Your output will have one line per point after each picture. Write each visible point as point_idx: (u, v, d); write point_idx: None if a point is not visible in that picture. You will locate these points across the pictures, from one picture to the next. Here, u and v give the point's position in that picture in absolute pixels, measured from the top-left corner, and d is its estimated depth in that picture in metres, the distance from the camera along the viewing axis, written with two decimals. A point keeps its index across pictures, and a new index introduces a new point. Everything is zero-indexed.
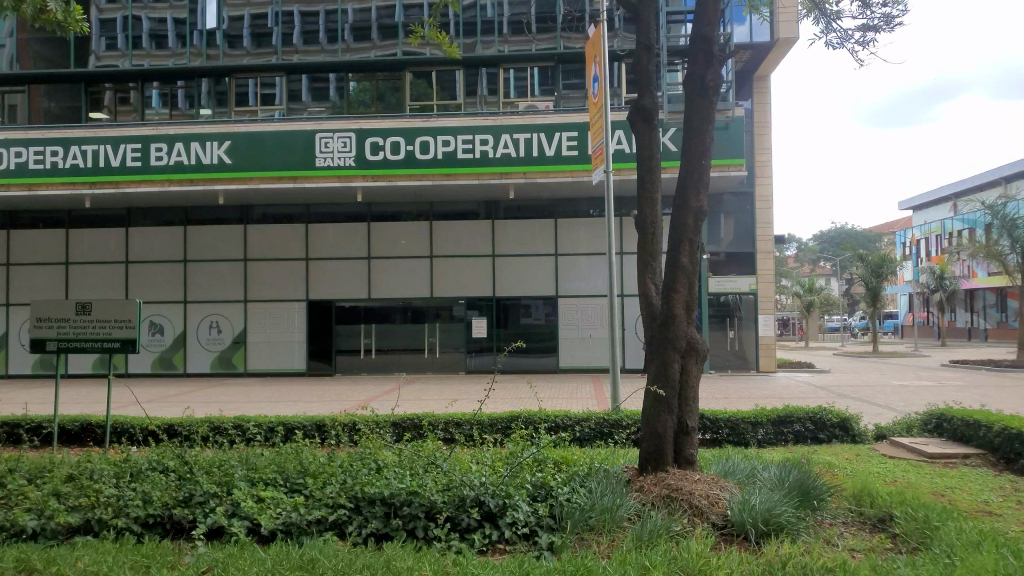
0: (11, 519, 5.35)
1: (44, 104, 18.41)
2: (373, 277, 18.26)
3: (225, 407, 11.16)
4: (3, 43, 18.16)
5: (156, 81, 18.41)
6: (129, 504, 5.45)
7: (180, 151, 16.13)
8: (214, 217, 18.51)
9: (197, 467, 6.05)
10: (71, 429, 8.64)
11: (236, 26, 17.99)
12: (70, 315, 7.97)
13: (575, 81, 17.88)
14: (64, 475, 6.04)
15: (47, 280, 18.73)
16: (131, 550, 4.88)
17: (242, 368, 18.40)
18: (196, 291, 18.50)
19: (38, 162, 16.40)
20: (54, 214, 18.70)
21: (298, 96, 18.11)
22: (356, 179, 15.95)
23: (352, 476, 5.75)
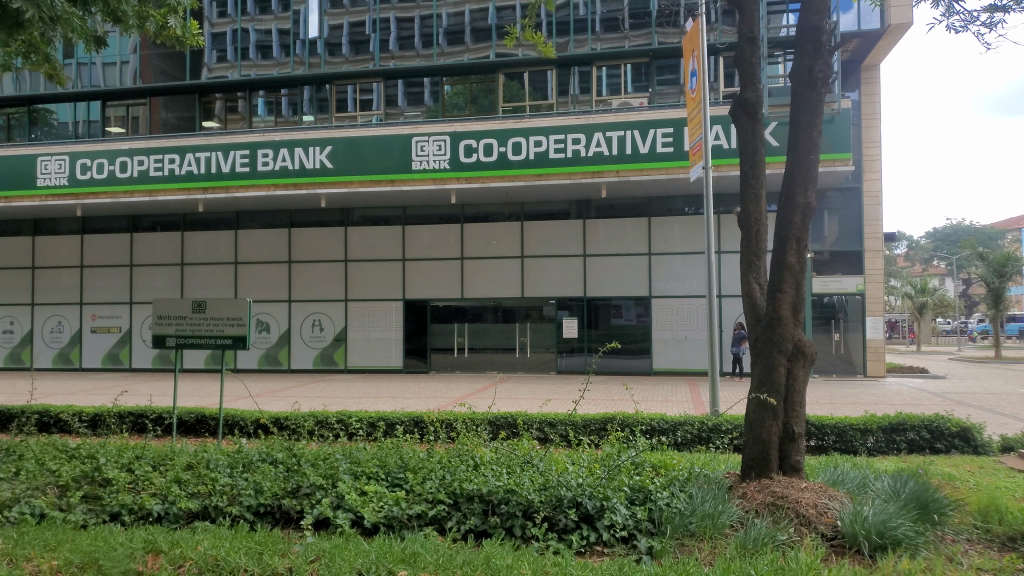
0: (139, 502, 5.73)
1: (162, 115, 19.59)
2: (467, 277, 18.51)
3: (329, 402, 11.58)
4: (127, 59, 19.41)
5: (262, 90, 19.24)
6: (242, 492, 5.73)
7: (285, 156, 16.81)
8: (316, 219, 19.21)
9: (305, 460, 6.30)
10: (188, 421, 9.14)
11: (336, 34, 18.59)
12: (187, 313, 8.42)
13: (669, 77, 17.59)
14: (184, 463, 6.41)
15: (164, 279, 19.92)
16: (246, 536, 5.12)
17: (343, 365, 19.02)
18: (299, 290, 19.25)
19: (157, 170, 17.45)
20: (171, 218, 19.88)
21: (395, 101, 18.62)
22: (450, 182, 16.21)
23: (450, 474, 5.84)
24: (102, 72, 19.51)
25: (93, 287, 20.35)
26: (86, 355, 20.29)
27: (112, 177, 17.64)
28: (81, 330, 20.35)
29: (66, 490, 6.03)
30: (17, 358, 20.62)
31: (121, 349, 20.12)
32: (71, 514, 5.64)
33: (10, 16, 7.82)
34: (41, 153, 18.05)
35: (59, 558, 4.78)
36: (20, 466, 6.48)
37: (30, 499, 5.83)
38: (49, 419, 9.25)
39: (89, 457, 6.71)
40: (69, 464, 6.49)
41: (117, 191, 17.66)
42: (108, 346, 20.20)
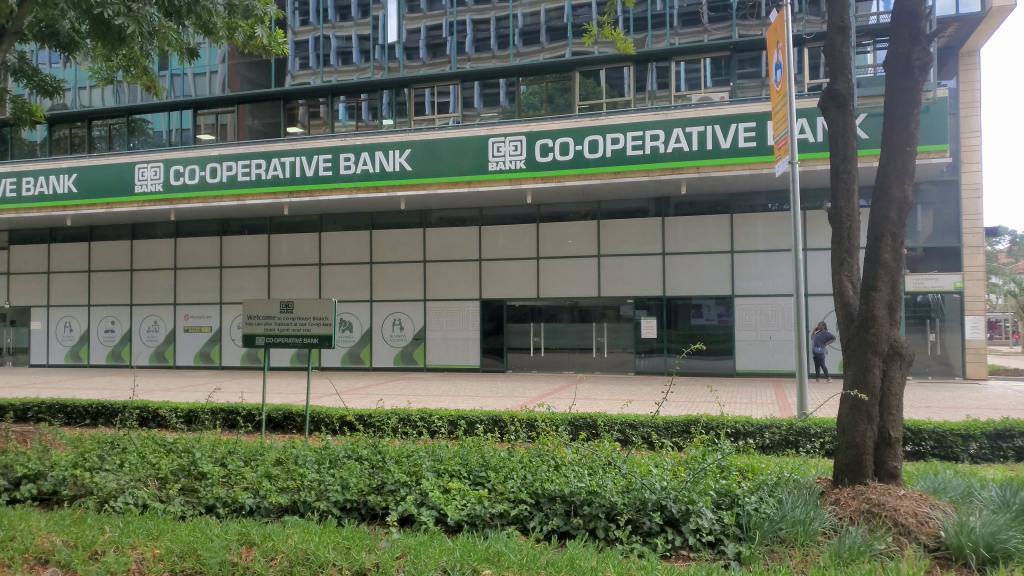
0: (232, 496, 5.95)
1: (249, 122, 20.32)
2: (543, 277, 18.49)
3: (410, 400, 11.78)
4: (216, 69, 20.29)
5: (343, 95, 19.73)
6: (329, 488, 5.87)
7: (366, 160, 17.24)
8: (395, 221, 19.57)
9: (389, 457, 6.40)
10: (276, 417, 9.45)
11: (414, 39, 18.90)
12: (275, 312, 8.71)
13: (750, 70, 17.15)
14: (274, 459, 6.62)
15: (252, 280, 20.67)
16: (334, 531, 5.24)
17: (422, 364, 19.32)
18: (379, 291, 19.66)
19: (245, 175, 18.12)
20: (258, 221, 20.61)
21: (471, 102, 18.75)
22: (526, 181, 16.23)
23: (532, 474, 5.82)
24: (193, 82, 20.47)
25: (186, 288, 21.30)
26: (180, 353, 21.28)
27: (203, 183, 18.42)
28: (175, 329, 21.34)
29: (165, 482, 6.31)
30: (117, 356, 21.80)
31: (212, 347, 21.03)
32: (171, 506, 5.91)
33: (112, 33, 8.24)
34: (138, 161, 19.02)
35: (160, 548, 5.00)
36: (123, 458, 6.81)
37: (133, 489, 6.13)
38: (148, 414, 9.72)
39: (186, 451, 7.02)
40: (168, 458, 6.80)
41: (207, 196, 18.44)
42: (201, 345, 21.13)
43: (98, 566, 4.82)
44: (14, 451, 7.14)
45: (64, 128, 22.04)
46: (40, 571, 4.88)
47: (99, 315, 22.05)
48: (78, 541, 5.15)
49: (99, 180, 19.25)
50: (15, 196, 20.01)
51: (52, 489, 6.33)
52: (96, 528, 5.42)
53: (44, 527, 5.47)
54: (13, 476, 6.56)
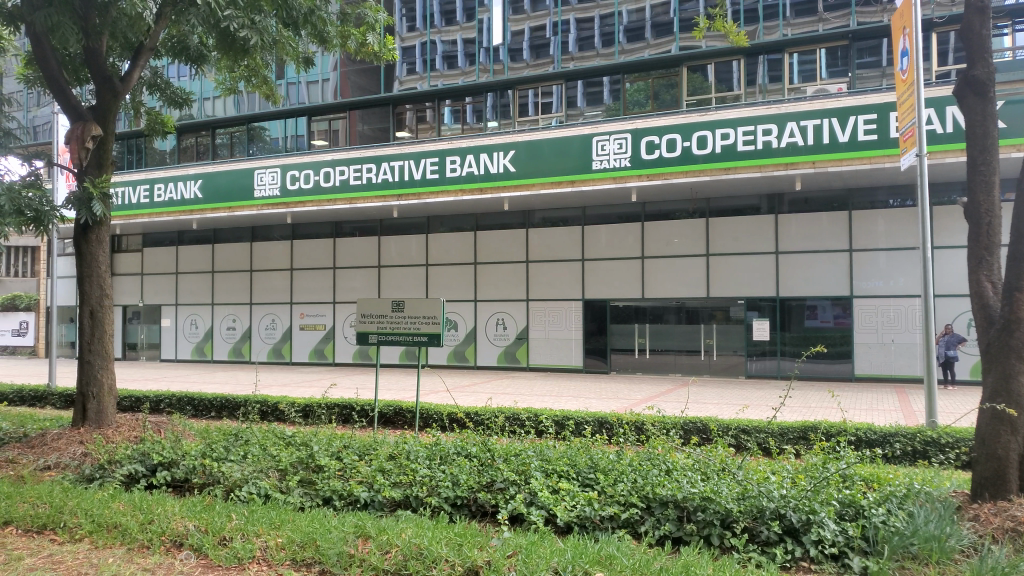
0: (348, 489, 6.15)
1: (360, 128, 21.02)
2: (649, 277, 18.21)
3: (517, 400, 11.85)
4: (328, 77, 21.12)
5: (449, 99, 20.03)
6: (440, 484, 5.97)
7: (471, 162, 17.49)
8: (499, 221, 19.76)
9: (498, 456, 6.43)
10: (387, 413, 9.71)
11: (518, 40, 19.04)
12: (387, 311, 8.97)
13: (869, 60, 16.31)
14: (387, 454, 6.81)
15: (362, 280, 21.40)
16: (447, 528, 5.31)
17: (525, 363, 19.42)
18: (483, 291, 19.90)
19: (356, 179, 18.75)
20: (369, 224, 21.29)
21: (575, 101, 18.68)
22: (631, 180, 16.01)
23: (642, 477, 5.71)
24: (307, 90, 21.43)
25: (300, 288, 22.26)
26: (296, 350, 22.27)
27: (318, 187, 19.21)
28: (291, 327, 22.34)
29: (286, 474, 6.59)
30: (238, 352, 23.07)
31: (326, 345, 21.91)
32: (291, 496, 6.17)
33: (237, 45, 8.64)
34: (257, 167, 20.01)
35: (282, 537, 5.21)
36: (247, 449, 7.16)
37: (256, 480, 6.43)
38: (268, 408, 10.19)
39: (303, 444, 7.31)
40: (287, 450, 7.09)
41: (321, 199, 19.20)
42: (315, 342, 22.05)
43: (227, 552, 5.07)
44: (151, 439, 7.65)
45: (191, 137, 23.51)
46: (176, 553, 5.20)
47: (222, 313, 23.37)
48: (208, 526, 5.45)
49: (222, 186, 20.40)
50: (148, 202, 21.49)
51: (183, 477, 6.72)
52: (224, 515, 5.72)
53: (178, 512, 5.81)
54: (150, 463, 7.01)
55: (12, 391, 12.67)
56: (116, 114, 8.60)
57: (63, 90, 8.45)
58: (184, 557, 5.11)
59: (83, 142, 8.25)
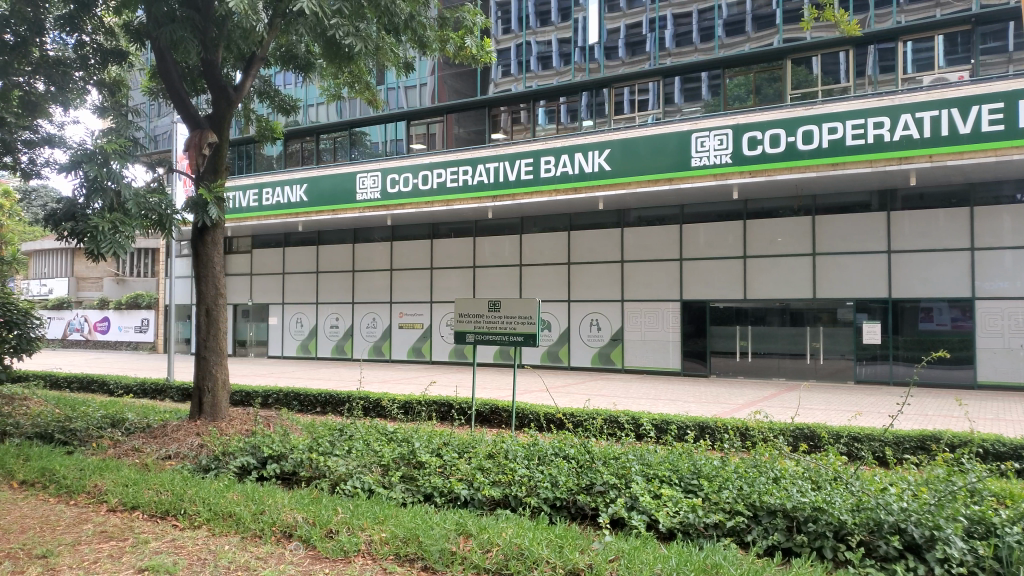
0: (448, 486, 6.22)
1: (456, 131, 21.37)
2: (750, 277, 17.67)
3: (616, 401, 11.72)
4: (426, 81, 21.65)
5: (543, 99, 20.10)
6: (540, 484, 5.95)
7: (566, 161, 17.44)
8: (594, 221, 19.64)
9: (597, 458, 6.37)
10: (484, 412, 9.78)
11: (612, 38, 18.83)
12: (484, 311, 9.05)
13: (994, 45, 15.17)
14: (486, 452, 6.86)
15: (458, 280, 21.71)
16: (548, 530, 5.28)
17: (621, 365, 19.20)
18: (578, 291, 19.82)
19: (453, 180, 19.04)
20: (465, 224, 21.61)
21: (672, 98, 18.34)
22: (732, 177, 15.56)
23: (749, 484, 5.51)
24: (406, 94, 21.99)
25: (399, 288, 22.81)
26: (394, 348, 22.81)
27: (416, 190, 19.61)
28: (390, 326, 22.91)
29: (388, 469, 6.74)
30: (340, 349, 23.84)
31: (423, 343, 22.31)
32: (394, 492, 6.29)
33: (342, 52, 8.84)
34: (358, 171, 20.64)
35: (386, 531, 5.32)
36: (351, 444, 7.35)
37: (360, 474, 6.59)
38: (371, 404, 10.46)
39: (405, 440, 7.45)
40: (390, 446, 7.24)
41: (419, 202, 19.61)
42: (413, 341, 22.50)
43: (334, 545, 5.21)
44: (262, 433, 7.98)
45: (296, 143, 24.48)
46: (286, 544, 5.40)
47: (325, 312, 24.24)
48: (316, 519, 5.63)
49: (325, 190, 21.15)
50: (256, 205, 22.55)
51: (291, 470, 6.96)
52: (330, 508, 5.89)
53: (287, 503, 6.03)
54: (261, 456, 7.31)
55: (136, 383, 13.51)
56: (230, 122, 9.03)
57: (183, 99, 8.96)
58: (293, 548, 5.30)
59: (201, 148, 8.70)
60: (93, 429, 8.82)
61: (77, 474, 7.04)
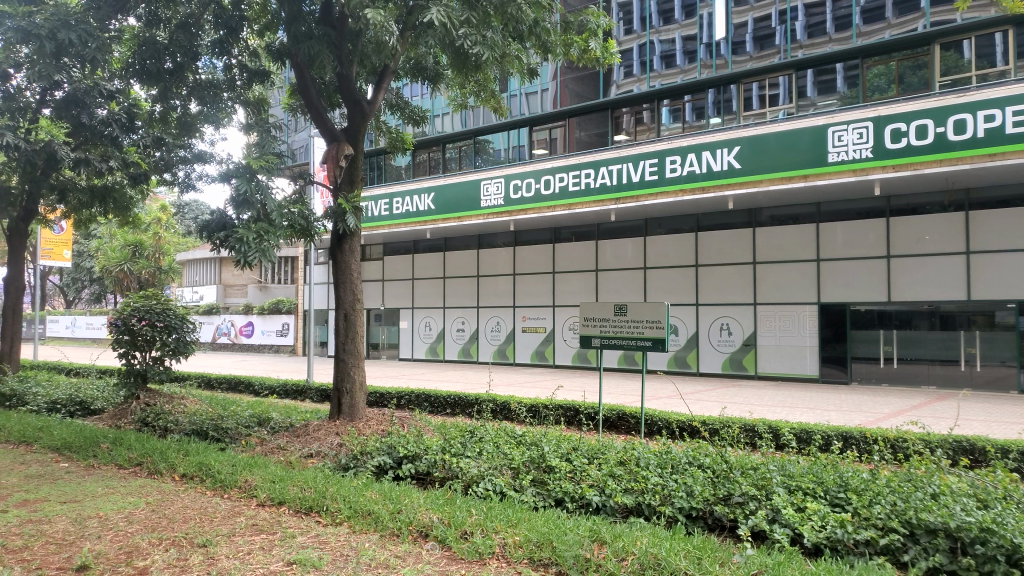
0: (580, 492, 6.17)
1: (577, 134, 21.32)
2: (894, 278, 16.59)
3: (754, 409, 11.28)
4: (547, 86, 21.89)
5: (667, 99, 19.71)
6: (674, 494, 5.80)
7: (693, 160, 17.02)
8: (723, 221, 19.08)
9: (734, 468, 6.14)
10: (611, 418, 9.69)
11: (739, 33, 18.30)
12: (610, 315, 8.96)
13: None
14: (616, 459, 6.76)
15: (581, 284, 21.65)
16: (684, 541, 5.12)
17: (752, 371, 18.50)
18: (706, 294, 19.30)
19: (576, 184, 19.05)
20: (587, 228, 21.55)
21: (805, 92, 17.51)
22: (873, 172, 14.66)
23: (904, 500, 5.11)
24: (527, 101, 22.33)
25: (522, 292, 23.03)
26: (518, 352, 23.00)
27: (538, 195, 19.73)
28: (514, 330, 23.14)
29: (518, 472, 6.77)
30: (466, 353, 24.35)
31: (546, 347, 22.36)
32: (525, 496, 6.31)
33: (469, 61, 8.99)
34: (483, 178, 21.05)
35: (519, 535, 5.34)
36: (482, 446, 7.45)
37: (492, 476, 6.67)
38: (499, 407, 10.58)
39: (534, 444, 7.46)
40: (519, 450, 7.27)
41: (542, 207, 19.72)
42: (536, 345, 22.61)
43: (469, 546, 5.28)
44: (397, 433, 8.24)
45: (423, 153, 25.30)
46: (423, 543, 5.52)
47: (451, 317, 24.85)
48: (451, 519, 5.73)
49: (450, 197, 21.71)
50: (387, 214, 23.49)
51: (426, 470, 7.16)
52: (464, 509, 5.98)
53: (422, 504, 6.18)
54: (396, 455, 7.55)
55: (279, 385, 14.31)
56: (365, 133, 9.39)
57: (321, 114, 9.41)
58: (429, 547, 5.41)
59: (338, 160, 9.10)
60: (243, 427, 9.40)
61: (230, 469, 7.51)
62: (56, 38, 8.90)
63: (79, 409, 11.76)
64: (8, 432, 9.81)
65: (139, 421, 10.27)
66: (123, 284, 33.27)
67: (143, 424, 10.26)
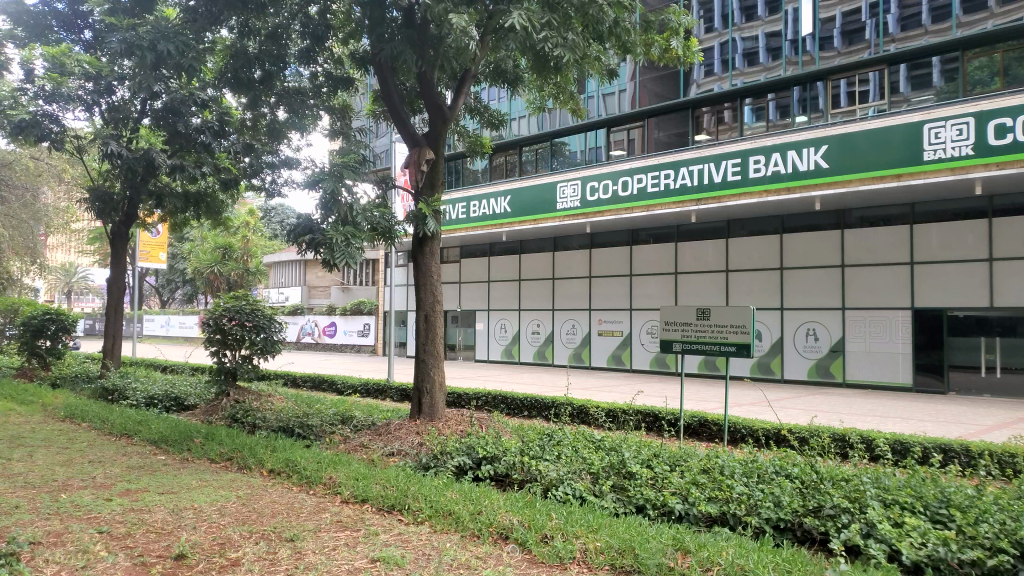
0: (662, 499, 6.06)
1: (656, 135, 21.07)
2: (996, 282, 15.70)
3: (845, 419, 10.86)
4: (625, 87, 21.67)
5: (749, 97, 19.28)
6: (761, 504, 5.63)
7: (778, 160, 16.54)
8: (809, 223, 18.48)
9: (825, 479, 5.91)
10: (692, 424, 9.52)
11: (827, 28, 17.69)
12: (692, 319, 8.78)
13: None
14: (700, 467, 6.60)
15: (660, 287, 21.35)
16: (773, 553, 4.94)
17: (841, 378, 17.84)
18: (791, 298, 18.73)
19: (655, 185, 18.79)
20: (666, 230, 21.24)
21: (898, 87, 16.79)
22: (973, 170, 13.88)
23: (1014, 519, 4.79)
24: (604, 102, 22.17)
25: (599, 295, 22.87)
26: (595, 355, 22.84)
27: (616, 197, 19.56)
28: (590, 333, 23.01)
29: (598, 477, 6.70)
30: (542, 355, 24.36)
31: (623, 351, 22.11)
32: (605, 501, 6.25)
33: (550, 64, 8.92)
34: (560, 180, 21.03)
35: (600, 541, 5.27)
36: (561, 449, 7.43)
37: (571, 481, 6.63)
38: (577, 410, 10.53)
39: (613, 449, 7.37)
40: (599, 454, 7.20)
41: (619, 209, 19.54)
42: (612, 348, 22.39)
43: (550, 550, 5.26)
44: (476, 434, 8.29)
45: (501, 156, 25.48)
46: (503, 545, 5.54)
47: (527, 319, 24.91)
48: (531, 522, 5.72)
49: (527, 200, 21.79)
50: (464, 218, 23.76)
51: (504, 472, 7.18)
52: (544, 513, 5.96)
53: (503, 505, 6.19)
54: (475, 456, 7.60)
55: (360, 384, 14.66)
56: (445, 138, 9.54)
57: (403, 119, 9.59)
58: (510, 550, 5.41)
59: (419, 165, 9.21)
60: (327, 425, 9.64)
61: (315, 466, 7.70)
62: (157, 50, 9.34)
63: (173, 404, 12.32)
64: (110, 425, 10.37)
65: (229, 417, 10.68)
66: (213, 285, 34.71)
67: (233, 420, 10.68)
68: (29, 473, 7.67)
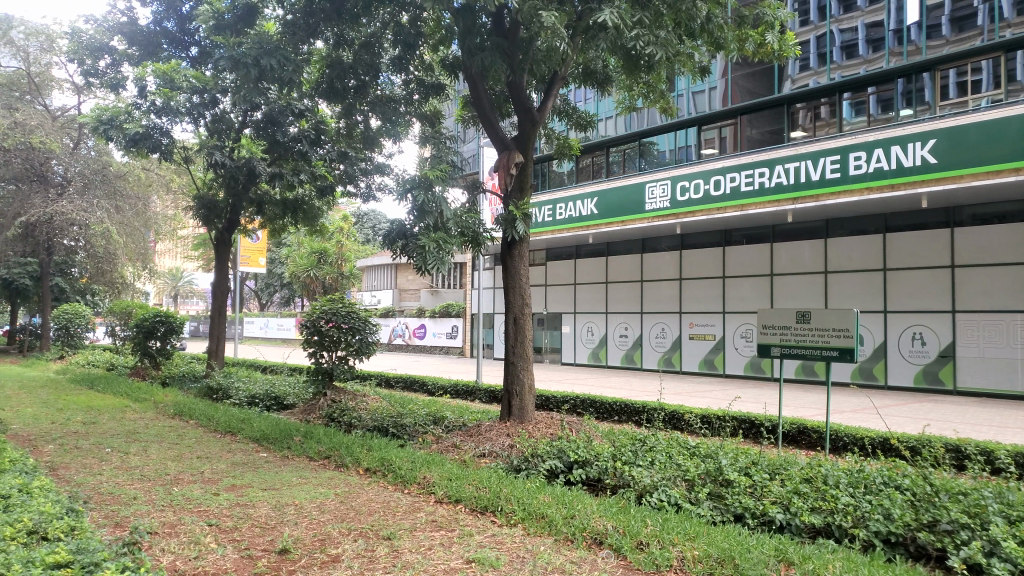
0: (762, 508, 5.85)
1: (749, 133, 20.53)
2: None
3: (960, 429, 10.25)
4: (716, 85, 21.24)
5: (848, 91, 18.55)
6: (869, 516, 5.37)
7: (880, 156, 15.79)
8: (915, 221, 17.58)
9: (940, 492, 5.56)
10: (791, 431, 9.19)
11: (934, 15, 16.77)
12: (792, 323, 8.46)
13: None
14: (801, 476, 6.35)
15: (754, 289, 20.76)
16: (883, 568, 4.68)
17: (951, 385, 16.81)
18: (896, 300, 17.85)
19: (748, 184, 18.28)
20: (761, 231, 20.66)
21: (1014, 76, 15.66)
22: None
23: None
24: (694, 100, 21.77)
25: (689, 298, 22.43)
26: (685, 359, 22.38)
27: (707, 196, 19.14)
28: (681, 336, 22.57)
29: (693, 484, 6.53)
30: (630, 359, 24.06)
31: (715, 355, 21.57)
32: (702, 509, 6.08)
33: (641, 63, 8.86)
34: (648, 181, 20.77)
35: (698, 549, 5.11)
36: (654, 456, 7.29)
37: (666, 487, 6.49)
38: (671, 416, 10.33)
39: (709, 456, 7.18)
40: (694, 461, 7.03)
41: (711, 208, 19.10)
42: (704, 353, 21.89)
43: (645, 557, 5.15)
44: (567, 438, 8.25)
45: (587, 158, 25.42)
46: (597, 550, 5.46)
47: (615, 322, 24.67)
48: (626, 528, 5.63)
49: (615, 201, 21.61)
50: (551, 220, 23.80)
51: (597, 476, 7.13)
52: (639, 519, 5.85)
53: (597, 510, 6.13)
54: (567, 460, 7.55)
55: (450, 386, 14.85)
56: (534, 141, 9.57)
57: (492, 123, 9.71)
58: (604, 555, 5.34)
59: (509, 168, 9.25)
60: (420, 425, 9.81)
61: (410, 466, 7.84)
62: (260, 64, 9.75)
63: (273, 403, 12.82)
64: (216, 422, 10.86)
65: (327, 417, 11.00)
66: (309, 289, 35.96)
67: (330, 419, 11.01)
68: (144, 466, 8.12)
